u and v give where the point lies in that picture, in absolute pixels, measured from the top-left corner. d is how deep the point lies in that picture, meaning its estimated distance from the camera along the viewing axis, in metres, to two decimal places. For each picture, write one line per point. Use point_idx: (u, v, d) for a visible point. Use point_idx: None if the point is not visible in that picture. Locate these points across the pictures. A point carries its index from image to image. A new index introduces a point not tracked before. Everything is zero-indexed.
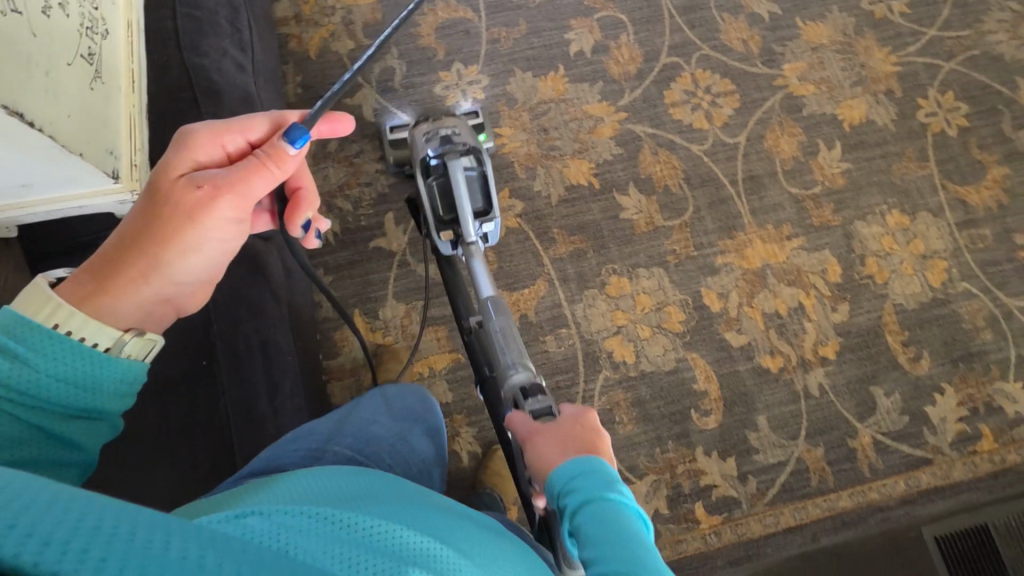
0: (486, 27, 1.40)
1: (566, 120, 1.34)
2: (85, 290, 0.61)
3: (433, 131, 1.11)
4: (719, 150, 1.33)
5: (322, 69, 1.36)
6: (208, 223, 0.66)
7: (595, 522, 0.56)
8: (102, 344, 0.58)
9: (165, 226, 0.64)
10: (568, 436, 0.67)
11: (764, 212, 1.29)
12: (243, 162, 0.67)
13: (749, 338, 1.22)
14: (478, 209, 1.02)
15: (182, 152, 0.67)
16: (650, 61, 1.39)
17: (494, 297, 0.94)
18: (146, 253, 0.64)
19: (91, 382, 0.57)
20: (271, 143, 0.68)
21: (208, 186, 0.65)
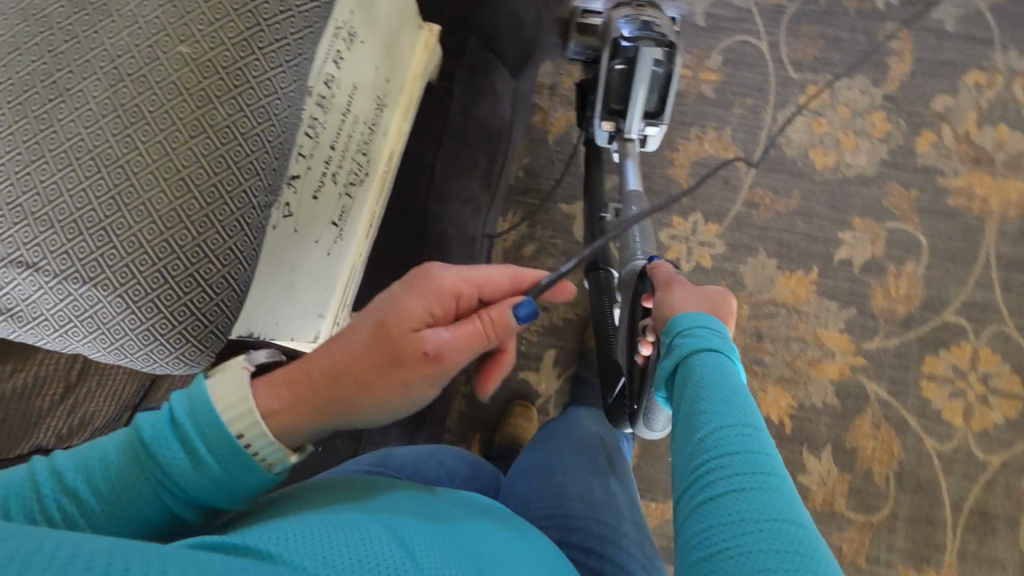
0: (751, 184, 1.18)
1: (790, 336, 1.12)
2: (280, 405, 0.50)
3: (631, 14, 0.96)
4: (959, 458, 1.06)
5: (554, 158, 1.23)
6: (413, 386, 0.56)
7: (711, 381, 0.50)
8: (264, 457, 0.48)
9: (377, 373, 0.54)
10: (705, 297, 0.61)
11: (976, 561, 1.03)
12: (469, 325, 0.57)
13: None
14: (650, 109, 0.99)
15: (416, 300, 0.57)
16: (928, 310, 1.11)
17: (636, 192, 0.98)
18: (348, 393, 0.54)
19: (233, 482, 0.48)
20: (500, 308, 0.58)
21: (432, 351, 0.55)
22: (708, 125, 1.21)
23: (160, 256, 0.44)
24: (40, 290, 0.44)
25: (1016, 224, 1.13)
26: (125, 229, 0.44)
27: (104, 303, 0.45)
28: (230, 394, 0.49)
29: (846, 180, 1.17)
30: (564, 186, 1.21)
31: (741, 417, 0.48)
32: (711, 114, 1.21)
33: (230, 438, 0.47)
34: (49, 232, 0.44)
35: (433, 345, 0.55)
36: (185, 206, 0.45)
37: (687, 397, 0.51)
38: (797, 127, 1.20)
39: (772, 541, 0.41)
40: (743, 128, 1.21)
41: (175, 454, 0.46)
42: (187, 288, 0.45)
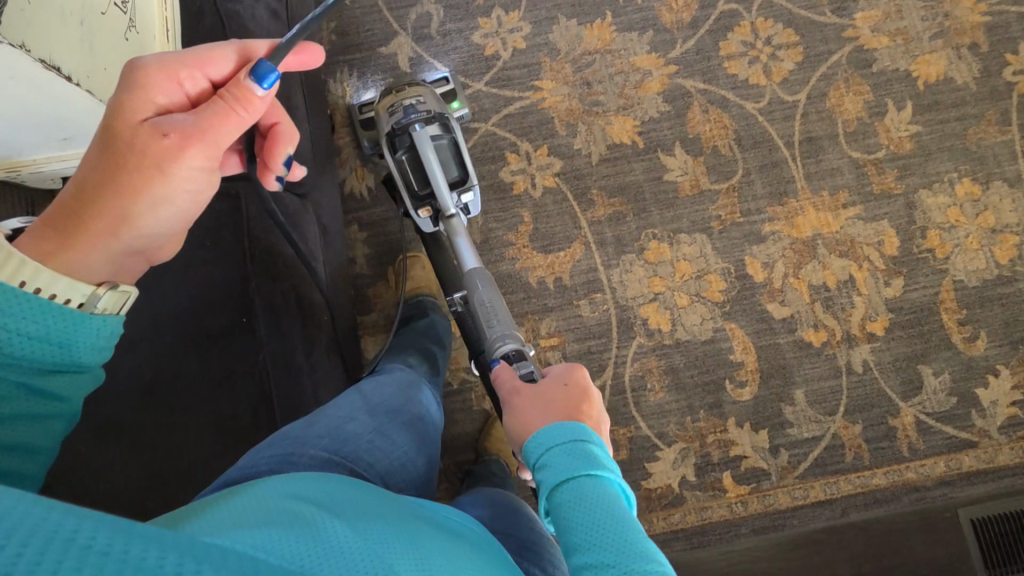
0: None
1: (612, 73, 1.27)
2: (53, 242, 0.61)
3: (395, 104, 1.07)
4: (776, 108, 1.24)
5: (355, 12, 1.30)
6: (176, 173, 0.63)
7: (580, 503, 0.59)
8: (76, 301, 0.59)
9: (132, 176, 0.62)
10: (558, 399, 0.72)
11: (819, 177, 1.22)
12: (209, 106, 0.63)
13: (793, 310, 1.17)
14: (454, 178, 1.02)
15: (138, 96, 0.62)
16: (706, 8, 1.28)
17: (476, 269, 0.98)
18: (113, 204, 0.62)
19: (77, 338, 0.59)
20: (235, 82, 0.63)
21: (177, 135, 0.62)
22: None
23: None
24: None
25: None
26: None
27: None
28: None
29: None
30: (376, 32, 1.29)
31: (621, 539, 0.56)
32: None
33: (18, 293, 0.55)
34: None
35: (173, 132, 0.62)
36: None
37: (574, 462, 0.62)
38: None
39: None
40: None
41: None
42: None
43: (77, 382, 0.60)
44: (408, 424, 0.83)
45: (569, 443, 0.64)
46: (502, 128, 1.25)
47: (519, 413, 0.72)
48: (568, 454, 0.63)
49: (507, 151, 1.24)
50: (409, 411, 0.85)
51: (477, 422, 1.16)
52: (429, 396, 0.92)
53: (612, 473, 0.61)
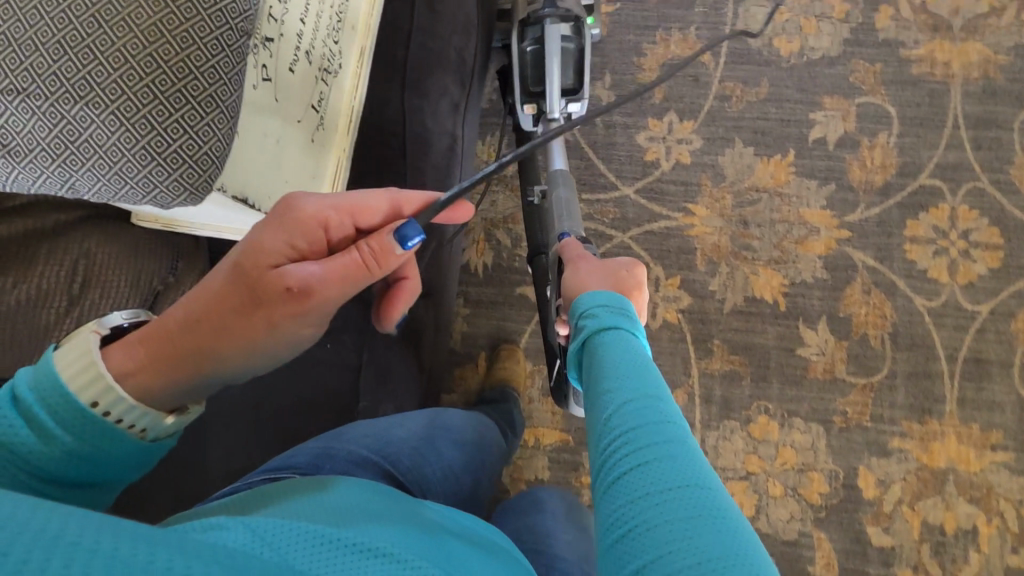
0: (721, 78, 1.20)
1: (775, 219, 1.15)
2: (137, 365, 0.55)
3: None
4: (949, 312, 1.09)
5: None
6: (284, 324, 0.61)
7: (616, 354, 0.55)
8: (138, 426, 0.53)
9: (247, 318, 0.59)
10: (620, 281, 0.66)
11: (974, 406, 1.07)
12: (342, 264, 0.59)
13: (896, 542, 1.05)
14: (568, 86, 0.97)
15: (276, 235, 0.59)
16: (905, 176, 1.14)
17: (561, 174, 0.95)
18: (214, 337, 0.58)
19: (109, 454, 0.53)
20: (378, 239, 0.60)
21: (300, 288, 0.59)
22: (672, 25, 1.23)
23: (143, 101, 0.47)
24: (32, 114, 0.45)
25: (980, 83, 1.15)
26: (107, 47, 0.47)
27: (96, 121, 0.47)
28: (76, 363, 0.52)
29: (812, 63, 1.19)
30: None
31: (649, 382, 0.52)
32: (674, 15, 1.23)
33: (81, 409, 0.51)
34: (45, 77, 0.46)
35: (294, 282, 0.58)
36: (160, 48, 0.48)
37: (613, 337, 0.56)
38: (759, 15, 1.22)
39: (674, 513, 0.42)
40: (707, 25, 1.22)
41: (24, 431, 0.49)
42: (198, 136, 0.49)
43: (102, 488, 0.56)
44: (459, 442, 0.76)
45: (602, 306, 0.59)
46: (639, 244, 1.16)
47: (570, 285, 0.69)
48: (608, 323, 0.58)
49: None
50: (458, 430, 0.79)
51: None
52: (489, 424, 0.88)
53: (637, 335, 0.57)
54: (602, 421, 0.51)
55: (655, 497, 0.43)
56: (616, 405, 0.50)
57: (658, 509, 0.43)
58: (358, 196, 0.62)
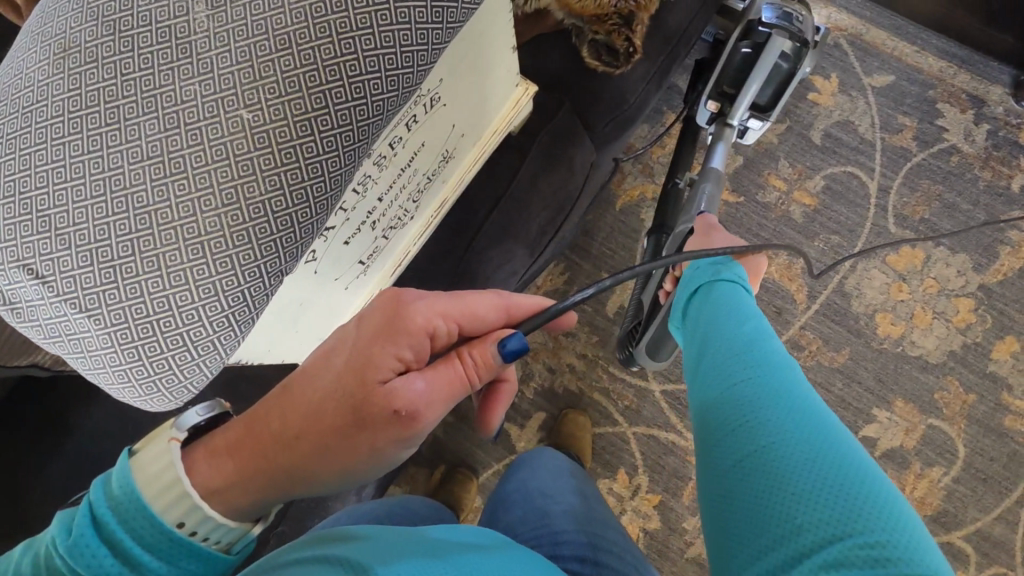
0: (803, 324, 1.11)
1: None
2: (220, 477, 0.47)
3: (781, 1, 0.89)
4: None
5: (616, 223, 1.18)
6: (381, 447, 0.50)
7: (715, 311, 0.60)
8: (218, 540, 0.46)
9: (334, 435, 0.49)
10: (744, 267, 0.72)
11: None
12: (445, 370, 0.51)
13: None
14: (758, 103, 0.94)
15: (386, 347, 0.50)
16: (937, 524, 1.02)
17: (716, 171, 0.91)
18: (304, 445, 0.49)
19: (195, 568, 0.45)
20: (482, 344, 0.52)
21: (404, 410, 0.49)
22: (783, 246, 1.14)
23: (141, 336, 0.36)
24: (38, 304, 0.36)
25: None
26: (130, 276, 0.36)
27: (90, 338, 0.37)
28: (160, 474, 0.45)
29: (904, 357, 1.08)
30: (616, 255, 1.16)
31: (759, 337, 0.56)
32: (790, 238, 1.14)
33: (168, 531, 0.43)
34: (61, 279, 0.36)
35: (403, 405, 0.49)
36: (196, 269, 0.36)
37: (719, 297, 0.62)
38: (874, 280, 1.11)
39: (798, 444, 0.45)
40: (817, 264, 1.13)
41: (103, 562, 0.42)
42: (198, 360, 0.38)
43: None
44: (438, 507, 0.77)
45: (701, 282, 0.65)
46: (637, 444, 1.10)
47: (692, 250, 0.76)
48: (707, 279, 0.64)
49: (624, 468, 1.10)
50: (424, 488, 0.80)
51: None
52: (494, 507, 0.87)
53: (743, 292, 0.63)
54: (705, 367, 0.56)
55: (770, 431, 0.47)
56: (728, 357, 0.54)
57: (782, 431, 0.47)
58: (465, 293, 0.54)
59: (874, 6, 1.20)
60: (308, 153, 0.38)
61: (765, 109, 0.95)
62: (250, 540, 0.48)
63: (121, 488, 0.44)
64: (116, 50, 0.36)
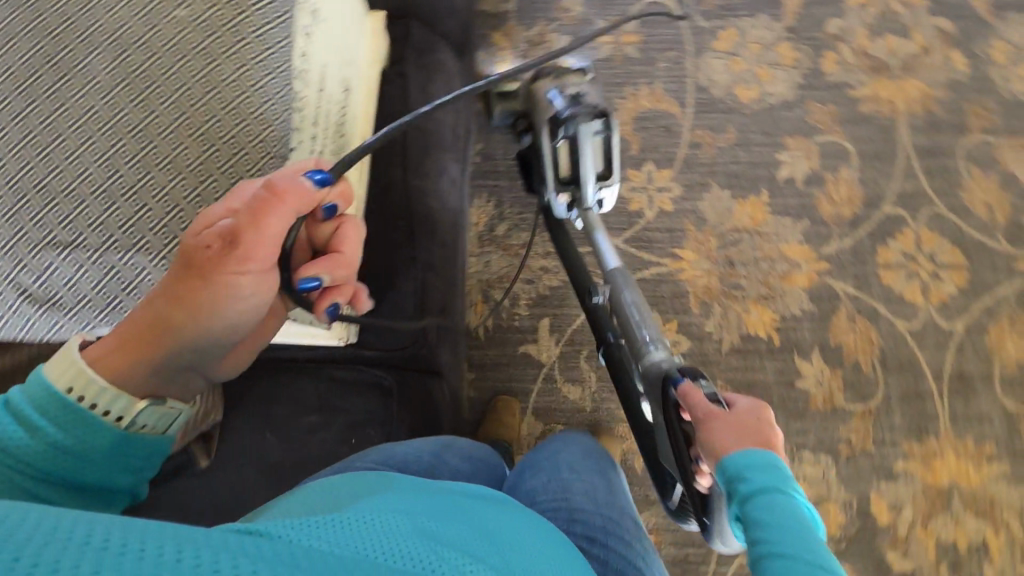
0: (690, 127, 1.26)
1: (758, 257, 1.19)
2: (104, 350, 0.56)
3: (558, 86, 0.98)
4: (929, 333, 1.14)
5: (504, 136, 1.27)
6: (224, 283, 0.57)
7: (769, 516, 0.48)
8: (115, 413, 0.55)
9: (174, 283, 0.57)
10: (746, 428, 0.55)
11: (967, 421, 1.11)
12: (253, 201, 0.56)
13: (914, 566, 1.06)
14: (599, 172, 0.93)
15: (217, 206, 0.59)
16: (870, 207, 1.20)
17: (616, 269, 0.85)
18: (154, 315, 0.57)
19: (97, 446, 0.54)
20: (285, 176, 0.57)
21: (220, 242, 0.56)
22: (639, 80, 1.29)
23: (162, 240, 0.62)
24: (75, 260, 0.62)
25: (923, 117, 1.25)
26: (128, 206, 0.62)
27: (128, 261, 0.62)
28: (65, 370, 0.54)
29: (771, 108, 1.26)
30: None
31: (804, 542, 0.46)
32: (640, 72, 1.29)
33: (60, 397, 0.53)
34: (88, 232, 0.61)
35: (218, 238, 0.56)
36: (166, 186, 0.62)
37: (759, 468, 0.51)
38: (717, 67, 1.29)
39: None
40: (671, 79, 1.29)
41: (11, 433, 0.51)
42: None
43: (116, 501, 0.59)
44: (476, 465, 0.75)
45: (767, 480, 0.50)
46: None
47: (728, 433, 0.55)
48: (758, 472, 0.50)
49: None
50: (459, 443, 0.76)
51: None
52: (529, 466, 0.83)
53: (798, 496, 0.50)
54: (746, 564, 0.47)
55: None
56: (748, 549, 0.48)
57: None
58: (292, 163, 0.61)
59: None
60: (201, 95, 0.62)
61: (603, 112, 0.92)
62: (160, 407, 0.57)
63: (38, 390, 0.53)
64: (46, 105, 0.61)
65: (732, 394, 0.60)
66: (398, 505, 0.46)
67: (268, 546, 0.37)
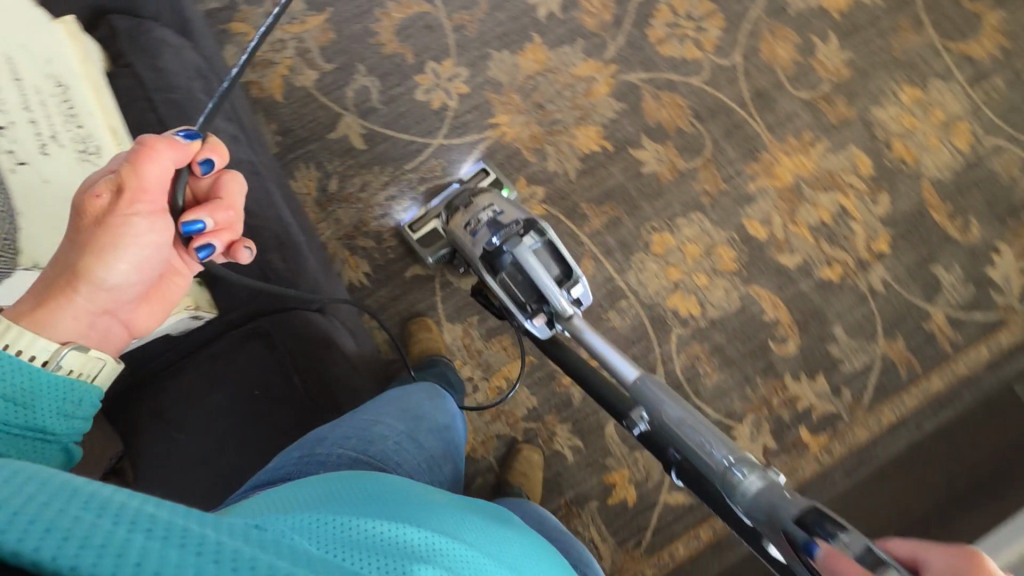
0: (446, 16, 1.32)
1: (559, 90, 1.29)
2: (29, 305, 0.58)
3: (472, 219, 1.01)
4: (718, 75, 1.28)
5: (292, 107, 1.28)
6: (120, 226, 0.60)
7: None
8: (40, 358, 0.56)
9: (75, 235, 0.59)
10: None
11: (781, 126, 1.26)
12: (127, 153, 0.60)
13: (803, 256, 1.21)
14: (558, 275, 0.92)
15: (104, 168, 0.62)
16: (622, 3, 1.32)
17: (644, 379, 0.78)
18: (65, 264, 0.59)
19: (46, 404, 0.54)
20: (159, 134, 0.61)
21: (107, 192, 0.59)
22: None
23: None
24: None
25: None
26: None
27: None
28: None
29: None
30: (320, 120, 1.27)
31: None
32: None
33: None
34: None
35: (108, 186, 0.59)
36: None
37: None
38: None
39: None
40: None
41: None
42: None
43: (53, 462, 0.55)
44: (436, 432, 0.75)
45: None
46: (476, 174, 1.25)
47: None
48: None
49: None
50: (428, 418, 0.76)
51: (552, 468, 1.13)
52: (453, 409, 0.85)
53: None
54: None
55: None
56: None
57: None
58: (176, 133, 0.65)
59: None
60: None
61: (528, 220, 0.94)
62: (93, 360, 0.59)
63: None
64: None
65: (897, 543, 0.45)
66: (398, 514, 0.47)
67: (268, 540, 0.38)
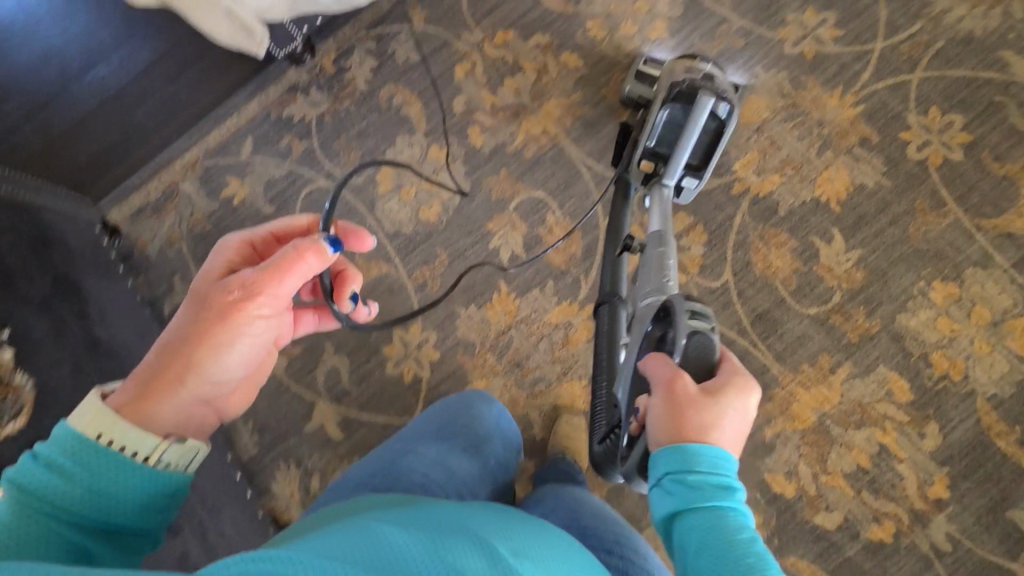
0: (407, 275, 1.26)
1: (535, 342, 1.20)
2: (127, 397, 0.62)
3: (693, 66, 1.07)
4: (709, 300, 1.14)
5: (266, 399, 1.25)
6: (239, 323, 0.67)
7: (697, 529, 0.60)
8: (142, 453, 0.55)
9: (203, 326, 0.66)
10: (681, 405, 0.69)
11: (791, 352, 1.10)
12: (270, 260, 0.68)
13: (843, 512, 1.03)
14: (693, 164, 1.07)
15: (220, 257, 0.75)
16: (590, 233, 1.23)
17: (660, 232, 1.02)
18: (179, 359, 0.65)
19: (132, 495, 0.55)
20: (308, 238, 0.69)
21: (239, 289, 0.67)
22: None
23: None
24: None
25: (578, 125, 1.27)
26: None
27: None
28: (87, 415, 0.55)
29: (459, 208, 1.28)
30: (295, 410, 1.23)
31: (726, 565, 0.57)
32: None
33: (92, 441, 0.54)
34: None
35: (239, 285, 0.67)
36: None
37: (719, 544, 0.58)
38: (393, 208, 1.30)
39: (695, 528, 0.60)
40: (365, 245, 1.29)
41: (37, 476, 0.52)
42: None
43: (134, 546, 0.57)
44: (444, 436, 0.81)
45: (681, 467, 0.63)
46: None
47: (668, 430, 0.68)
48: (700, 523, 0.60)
49: None
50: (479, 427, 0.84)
51: None
52: (499, 414, 0.89)
53: (735, 498, 0.62)
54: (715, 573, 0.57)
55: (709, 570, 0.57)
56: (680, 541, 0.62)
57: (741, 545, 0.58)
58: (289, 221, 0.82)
59: (190, 129, 1.43)
60: None
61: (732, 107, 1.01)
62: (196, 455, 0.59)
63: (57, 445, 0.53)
64: None
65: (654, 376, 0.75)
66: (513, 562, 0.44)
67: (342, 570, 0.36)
